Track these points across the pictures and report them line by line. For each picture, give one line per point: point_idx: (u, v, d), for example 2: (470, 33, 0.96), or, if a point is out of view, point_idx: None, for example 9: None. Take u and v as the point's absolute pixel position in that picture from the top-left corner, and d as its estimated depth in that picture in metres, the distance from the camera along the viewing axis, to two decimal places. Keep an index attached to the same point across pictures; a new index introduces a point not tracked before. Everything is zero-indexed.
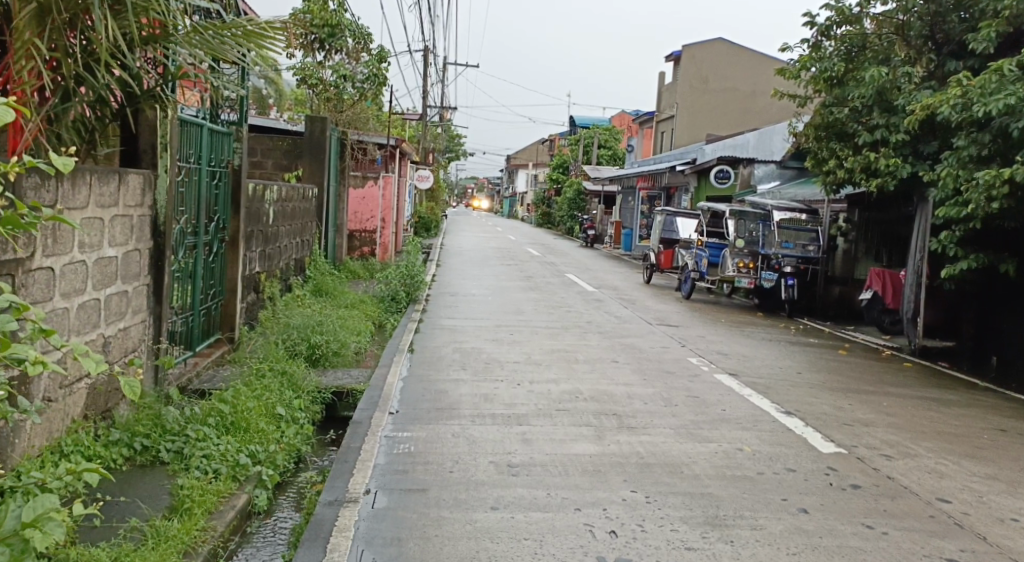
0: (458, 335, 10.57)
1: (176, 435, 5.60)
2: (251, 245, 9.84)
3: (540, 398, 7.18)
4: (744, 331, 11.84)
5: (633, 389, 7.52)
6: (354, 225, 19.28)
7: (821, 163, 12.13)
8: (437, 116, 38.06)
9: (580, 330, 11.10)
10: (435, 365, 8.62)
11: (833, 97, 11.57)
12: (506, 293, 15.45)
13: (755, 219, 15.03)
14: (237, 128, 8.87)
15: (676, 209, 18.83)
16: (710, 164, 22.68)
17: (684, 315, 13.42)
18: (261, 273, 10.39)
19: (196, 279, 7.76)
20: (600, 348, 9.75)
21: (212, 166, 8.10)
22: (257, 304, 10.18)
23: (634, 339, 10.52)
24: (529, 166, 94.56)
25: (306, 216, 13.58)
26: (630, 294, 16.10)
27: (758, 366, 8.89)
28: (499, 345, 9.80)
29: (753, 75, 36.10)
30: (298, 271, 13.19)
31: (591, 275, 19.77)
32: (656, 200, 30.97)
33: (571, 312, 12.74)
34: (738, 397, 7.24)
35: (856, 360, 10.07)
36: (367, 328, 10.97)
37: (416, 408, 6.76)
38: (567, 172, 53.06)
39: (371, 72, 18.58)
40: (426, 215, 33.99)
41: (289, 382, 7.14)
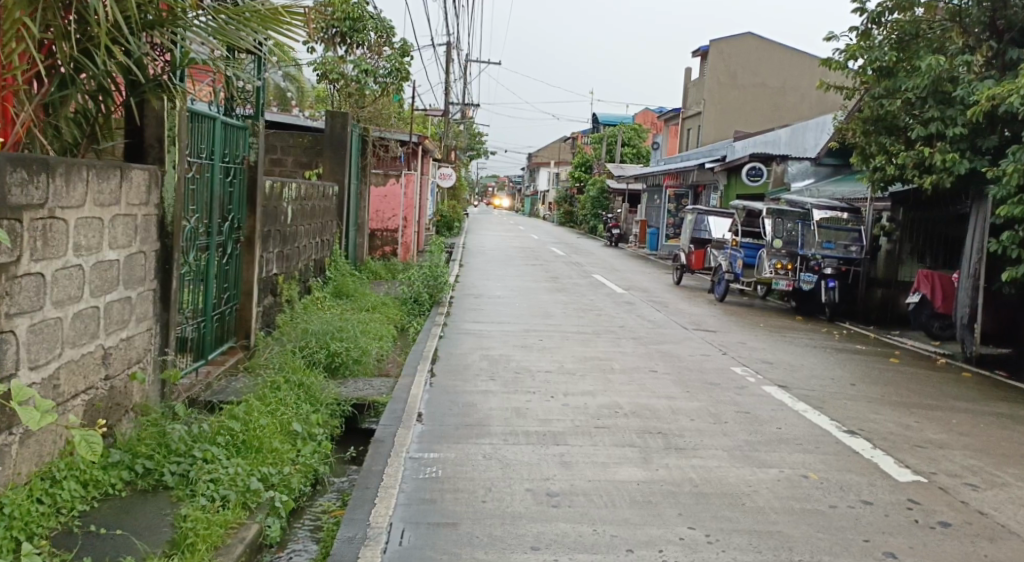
0: (485, 341, 10.04)
1: (181, 457, 5.08)
2: (268, 246, 9.36)
3: (577, 413, 6.63)
4: (786, 337, 11.20)
5: (677, 403, 6.95)
6: (376, 224, 18.81)
7: (868, 159, 11.54)
8: (459, 114, 37.59)
9: (614, 335, 10.53)
10: (461, 374, 8.09)
11: (883, 89, 10.94)
12: (532, 295, 14.89)
13: (794, 219, 14.42)
14: (253, 123, 8.39)
15: (708, 208, 18.18)
16: (742, 162, 21.98)
17: (720, 319, 12.79)
18: (278, 275, 9.91)
19: (209, 283, 7.27)
20: (636, 355, 9.18)
21: (226, 163, 7.61)
22: (273, 307, 9.70)
23: (671, 345, 9.93)
24: (550, 164, 93.87)
25: (325, 215, 13.10)
26: (662, 296, 15.49)
27: (808, 377, 8.30)
28: (528, 352, 9.25)
29: (784, 70, 35.24)
30: (318, 272, 12.72)
31: (619, 276, 19.17)
32: (683, 199, 30.27)
33: (602, 316, 12.16)
34: (793, 414, 6.65)
35: (911, 370, 9.45)
36: (389, 333, 10.50)
37: (443, 425, 6.22)
38: (591, 171, 52.39)
39: (394, 66, 18.07)
40: (448, 214, 33.51)
41: (307, 395, 6.63)
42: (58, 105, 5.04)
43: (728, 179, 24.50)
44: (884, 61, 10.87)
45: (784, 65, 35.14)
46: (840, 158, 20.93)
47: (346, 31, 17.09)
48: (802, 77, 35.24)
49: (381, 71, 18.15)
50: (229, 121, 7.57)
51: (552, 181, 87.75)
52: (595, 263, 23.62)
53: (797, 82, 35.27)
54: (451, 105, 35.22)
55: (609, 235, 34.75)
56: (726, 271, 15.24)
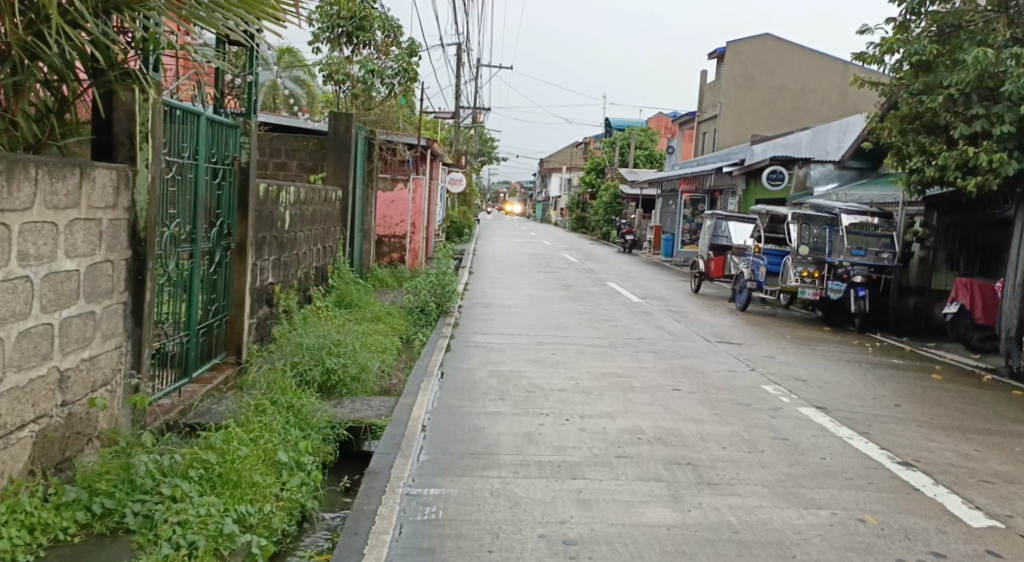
0: (495, 354, 9.38)
1: (146, 494, 4.39)
2: (263, 253, 8.74)
3: (595, 439, 5.96)
4: (816, 350, 10.51)
5: (706, 427, 6.29)
6: (383, 230, 18.21)
7: (905, 159, 10.95)
8: (470, 119, 36.98)
9: (632, 349, 9.86)
10: (470, 393, 7.46)
11: (922, 85, 10.36)
12: (545, 304, 14.25)
13: (821, 224, 13.75)
14: (244, 121, 7.77)
15: (728, 213, 17.40)
16: (762, 165, 21.29)
17: (744, 330, 12.11)
18: (275, 284, 9.32)
19: (193, 293, 6.65)
20: (657, 371, 8.52)
21: (213, 162, 7.00)
22: (269, 318, 9.10)
23: (694, 360, 9.25)
24: (562, 170, 93.24)
25: (328, 221, 12.50)
26: (680, 305, 14.81)
27: (847, 396, 7.65)
28: (542, 368, 8.61)
29: (803, 72, 34.49)
30: (320, 280, 12.14)
31: (635, 284, 18.51)
32: (700, 203, 29.47)
33: (619, 327, 11.50)
34: (838, 441, 5.97)
35: (956, 387, 8.79)
36: (393, 345, 10.12)
37: (447, 454, 5.58)
38: (603, 176, 51.78)
39: (402, 66, 17.38)
40: (458, 219, 32.97)
41: (297, 419, 5.99)
42: (13, 96, 4.40)
43: (747, 184, 23.84)
44: (924, 55, 10.23)
45: (803, 66, 34.40)
46: (865, 162, 20.16)
47: (352, 31, 16.64)
48: (822, 79, 34.44)
49: (389, 72, 17.47)
50: (217, 118, 6.98)
51: (565, 186, 87.08)
52: (609, 270, 22.95)
53: (817, 84, 34.46)
54: (462, 109, 34.62)
55: (623, 241, 34.07)
56: (749, 279, 14.63)
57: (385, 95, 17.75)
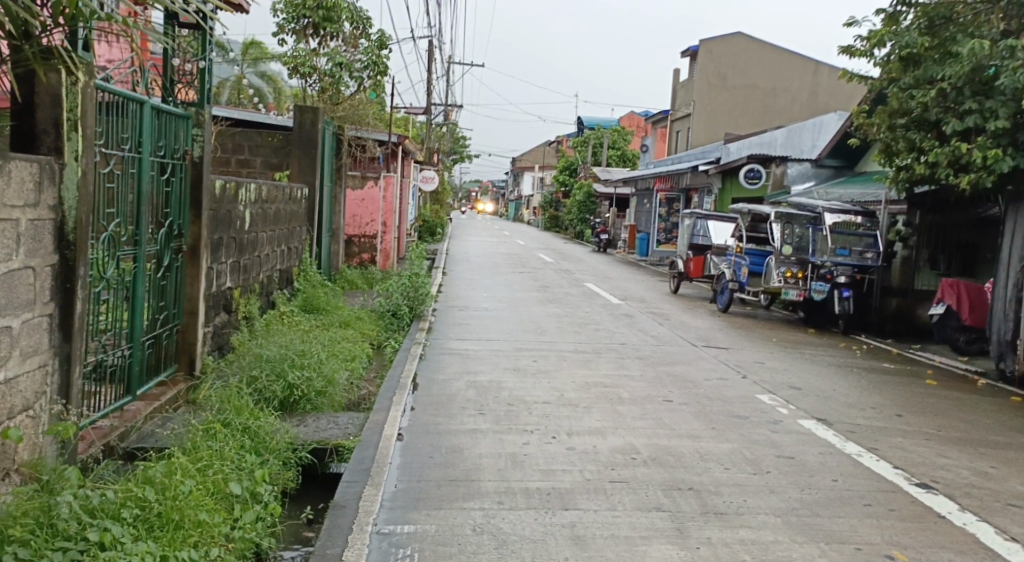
0: (470, 363, 8.78)
1: (70, 541, 3.74)
2: (220, 256, 8.10)
3: (586, 461, 5.42)
4: (806, 355, 10.06)
5: (704, 445, 5.77)
6: (353, 230, 17.56)
7: (893, 156, 10.46)
8: (442, 116, 36.38)
9: (615, 356, 9.33)
10: (445, 407, 6.89)
11: (912, 80, 9.83)
12: (521, 307, 13.71)
13: (803, 223, 13.40)
14: (196, 111, 7.15)
15: (708, 212, 16.85)
16: (740, 163, 20.88)
17: (729, 333, 11.65)
18: (233, 289, 8.66)
19: (137, 302, 6.02)
20: (644, 380, 7.99)
21: (160, 155, 6.37)
22: (228, 325, 8.45)
23: (681, 366, 8.74)
24: (534, 169, 92.83)
25: (293, 220, 11.83)
26: (661, 307, 14.36)
27: (847, 405, 7.20)
28: (522, 378, 8.05)
29: (775, 71, 34.20)
30: (284, 284, 11.49)
31: (613, 284, 18.05)
32: (674, 202, 29.13)
33: (600, 332, 10.99)
34: (848, 459, 5.47)
35: (955, 393, 8.38)
36: (362, 354, 9.58)
37: (422, 481, 5.00)
38: (576, 175, 51.42)
39: (371, 59, 16.59)
40: (430, 218, 32.37)
41: (253, 441, 5.38)
42: None
43: (723, 183, 23.49)
44: (915, 47, 9.71)
45: (775, 65, 34.11)
46: (841, 160, 19.58)
47: (318, 22, 15.98)
48: (794, 78, 34.18)
49: (358, 65, 16.71)
50: (165, 108, 6.37)
51: (537, 186, 86.64)
52: (585, 270, 22.45)
53: (789, 82, 34.19)
54: (434, 106, 34.00)
55: (597, 240, 33.67)
56: (731, 279, 14.12)
57: (354, 90, 16.84)
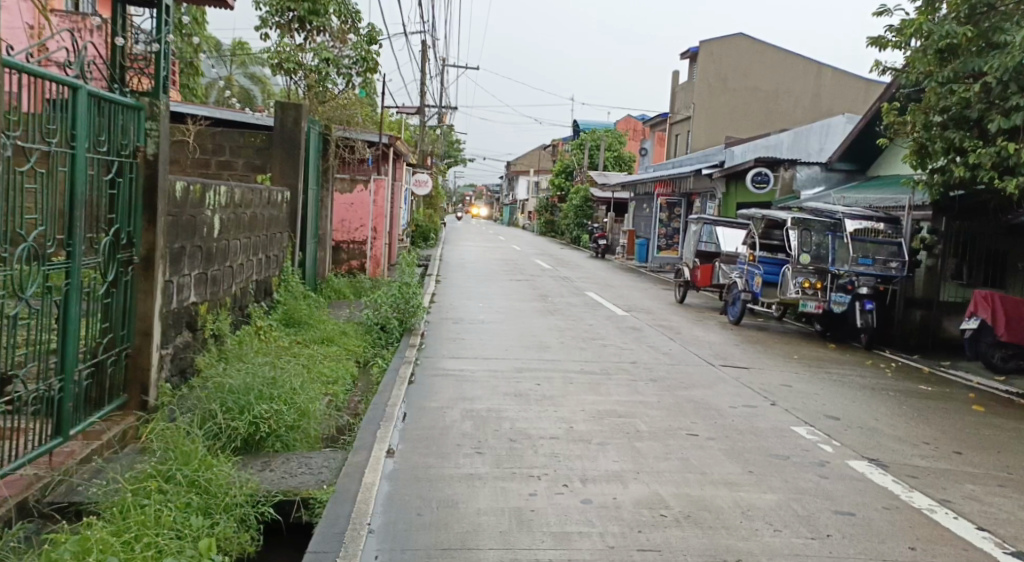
0: (466, 388, 7.83)
1: None
2: (181, 268, 7.20)
3: (606, 519, 4.49)
4: (834, 374, 9.15)
5: (745, 496, 4.85)
6: (341, 236, 16.64)
7: (927, 156, 9.56)
8: (436, 119, 35.53)
9: (627, 378, 8.40)
10: (438, 445, 5.95)
11: (951, 73, 8.94)
12: (519, 319, 12.80)
13: (821, 230, 12.28)
14: (149, 101, 6.25)
15: (717, 218, 15.96)
16: (747, 166, 20.02)
17: (745, 349, 10.74)
18: (197, 304, 7.73)
19: (71, 326, 5.15)
20: (662, 409, 7.07)
21: (100, 152, 5.54)
22: (191, 345, 7.56)
23: (702, 391, 7.81)
24: (529, 173, 92.09)
25: (273, 226, 10.93)
26: (669, 319, 13.46)
27: (896, 439, 6.28)
28: (524, 406, 7.12)
29: (777, 73, 33.40)
30: (263, 296, 10.56)
31: (615, 294, 17.16)
32: (676, 206, 27.24)
33: (607, 349, 10.08)
34: (920, 517, 4.55)
35: (1008, 422, 7.47)
36: (346, 377, 8.66)
37: (408, 552, 4.05)
38: (572, 179, 50.60)
39: (360, 54, 15.70)
40: (423, 223, 31.57)
41: (202, 494, 4.47)
42: None
43: (727, 187, 22.64)
44: (955, 37, 8.76)
45: (777, 67, 33.31)
46: (853, 163, 18.61)
47: (303, 15, 15.11)
48: (796, 81, 33.39)
49: (346, 61, 15.83)
50: (107, 97, 5.52)
51: (532, 191, 85.82)
52: (585, 277, 21.58)
53: (791, 85, 33.40)
54: (428, 109, 33.16)
55: (595, 246, 32.81)
56: (743, 290, 13.13)
57: (342, 88, 15.98)
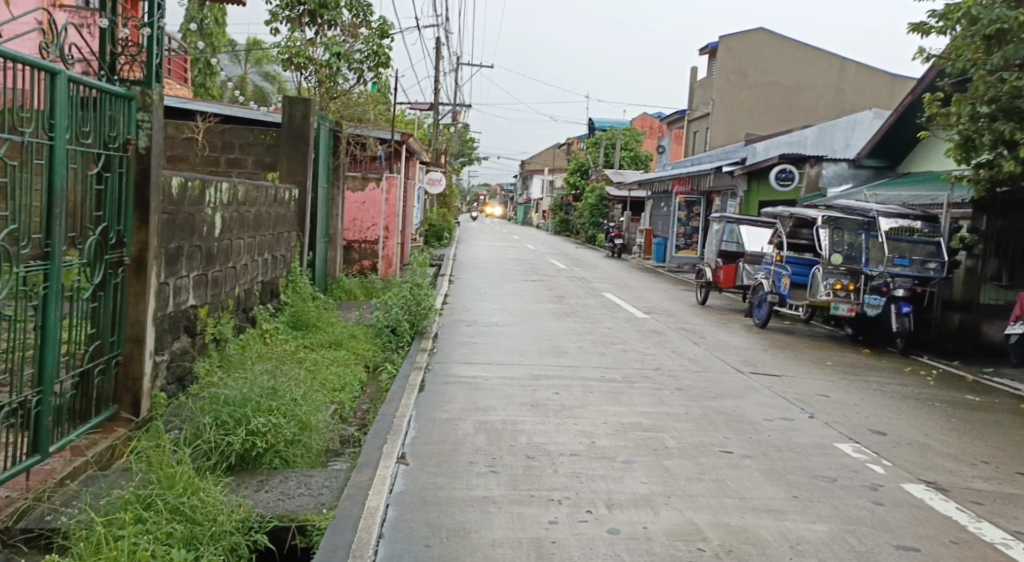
0: (479, 397, 7.34)
1: None
2: (178, 269, 6.75)
3: (637, 554, 3.99)
4: (871, 383, 8.59)
5: (792, 526, 4.33)
6: (352, 235, 16.20)
7: (972, 151, 8.99)
8: (450, 117, 35.11)
9: (651, 387, 7.89)
10: (450, 463, 5.47)
11: (1001, 60, 8.35)
12: (535, 321, 12.30)
13: (854, 229, 11.78)
14: (141, 91, 5.80)
15: (740, 216, 15.40)
16: (770, 163, 19.46)
17: (775, 355, 10.20)
18: (196, 308, 7.28)
19: (49, 333, 4.71)
20: (691, 422, 6.56)
21: (83, 142, 5.09)
22: (190, 351, 7.13)
23: (732, 401, 7.30)
24: (543, 172, 91.48)
25: (280, 225, 10.50)
26: (691, 322, 12.92)
27: (952, 459, 5.74)
28: (542, 419, 6.62)
29: (799, 68, 32.67)
30: (268, 297, 10.12)
31: (634, 295, 16.63)
32: (695, 205, 26.70)
33: (629, 354, 9.57)
34: (992, 554, 4.02)
35: None
36: (353, 385, 8.18)
37: None
38: (587, 177, 50.04)
39: (371, 49, 15.19)
40: (437, 222, 31.15)
41: (186, 522, 4.00)
42: None
43: (749, 185, 22.05)
44: (1007, 22, 8.16)
45: (798, 62, 32.58)
46: (883, 160, 17.99)
47: (314, 9, 14.65)
48: (818, 76, 32.62)
49: (357, 56, 15.31)
50: (91, 83, 5.08)
51: (546, 190, 85.28)
52: (601, 277, 21.07)
53: (814, 80, 32.65)
54: (442, 106, 32.71)
55: (611, 246, 32.25)
56: (770, 292, 12.62)
57: (352, 84, 15.48)
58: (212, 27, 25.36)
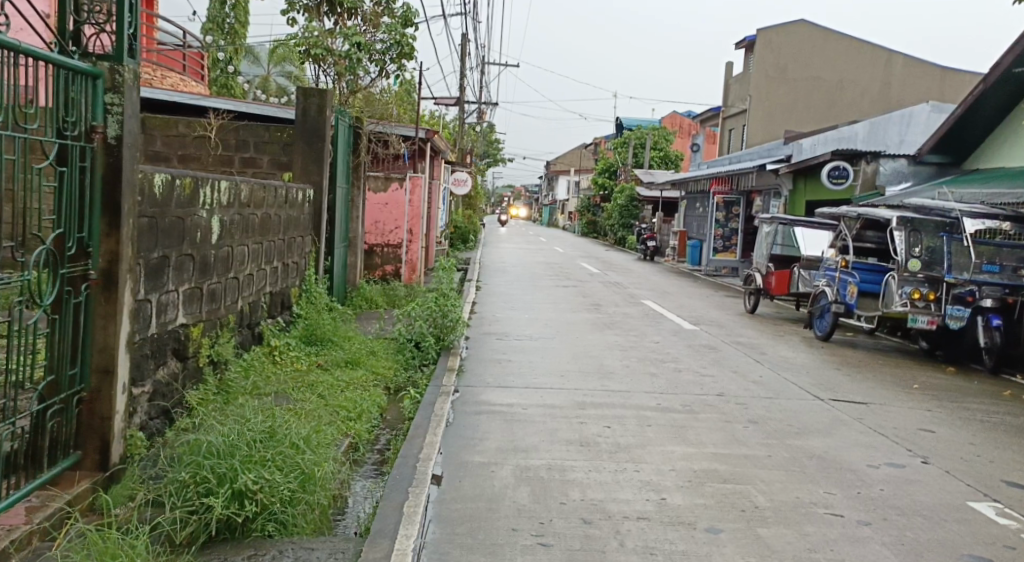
0: (519, 432, 6.21)
1: None
2: (163, 282, 5.71)
3: None
4: (975, 414, 7.34)
5: None
6: (373, 238, 15.13)
7: None
8: (476, 116, 34.04)
9: (720, 419, 6.71)
10: (489, 532, 4.32)
11: None
12: (573, 334, 11.15)
13: (934, 231, 10.56)
14: (110, 67, 4.74)
15: (796, 218, 14.07)
16: (823, 159, 18.10)
17: (850, 375, 8.97)
18: (187, 326, 6.24)
19: None
20: (779, 469, 5.39)
21: (23, 126, 4.04)
22: (180, 377, 6.10)
23: (822, 441, 6.10)
24: (569, 172, 90.23)
25: (292, 229, 9.47)
26: (746, 335, 11.70)
27: None
28: (597, 464, 5.48)
29: (842, 61, 31.20)
30: (279, 310, 9.10)
31: (677, 303, 15.41)
32: (733, 206, 25.38)
33: (685, 376, 8.40)
34: None
35: None
36: (370, 414, 7.08)
37: None
38: (615, 177, 48.81)
39: (394, 39, 13.88)
40: (462, 224, 30.12)
41: None
42: None
43: (794, 184, 20.79)
44: None
45: (842, 55, 31.12)
46: (946, 155, 16.66)
47: None
48: (863, 70, 31.18)
49: (378, 46, 14.07)
50: (37, 52, 4.01)
51: (572, 191, 84.21)
52: (638, 282, 19.88)
53: (858, 74, 31.20)
54: (469, 104, 31.63)
55: (643, 248, 31.02)
56: (834, 301, 11.36)
57: (374, 77, 14.32)
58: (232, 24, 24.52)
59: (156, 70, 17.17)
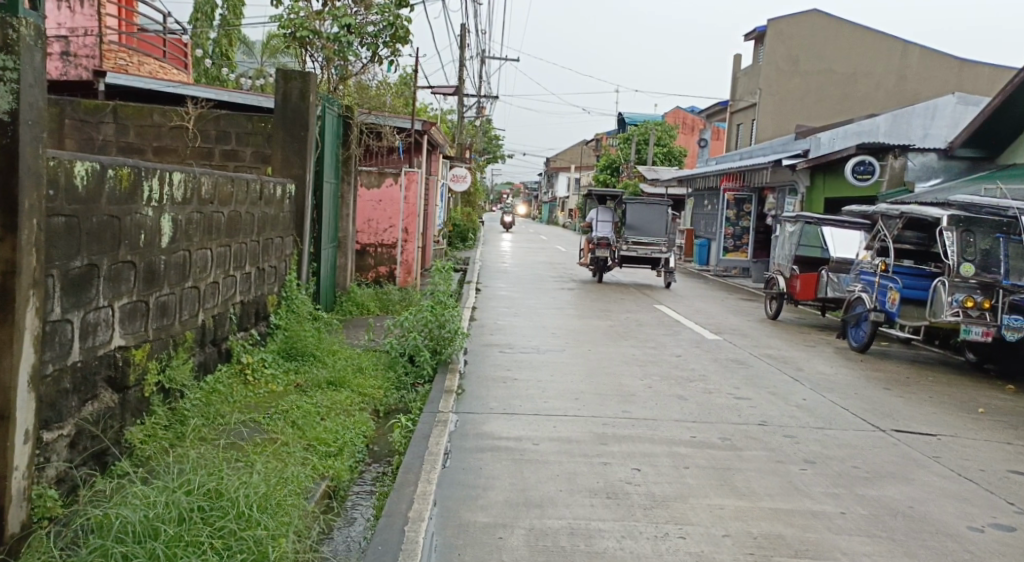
0: (531, 480, 5.07)
1: None
2: (92, 297, 4.62)
3: None
4: None
5: None
6: (366, 238, 14.05)
7: None
8: (476, 110, 32.86)
9: (770, 457, 5.58)
10: None
11: None
12: (584, 345, 10.04)
13: (989, 232, 9.49)
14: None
15: (822, 216, 12.93)
16: (845, 153, 16.82)
17: (902, 396, 7.86)
18: (129, 349, 5.15)
19: None
20: (862, 535, 4.26)
21: None
22: (121, 412, 5.02)
23: (899, 488, 4.98)
24: (569, 169, 89.18)
25: (268, 228, 8.32)
26: (774, 346, 10.58)
27: None
28: (631, 527, 4.35)
29: (856, 53, 30.10)
30: (253, 319, 7.97)
31: (693, 308, 14.28)
32: (744, 204, 24.39)
33: (717, 400, 7.27)
34: None
35: None
36: (356, 445, 5.99)
37: None
38: (617, 174, 47.75)
39: (386, 19, 12.64)
40: (461, 222, 29.02)
41: None
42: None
43: (812, 180, 19.69)
44: None
45: (855, 46, 30.02)
46: (977, 150, 15.66)
47: None
48: (877, 61, 30.10)
49: (370, 29, 12.86)
50: None
51: (573, 188, 83.14)
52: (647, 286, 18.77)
53: (872, 66, 30.13)
54: (469, 98, 30.41)
55: None
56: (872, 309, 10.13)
57: (366, 63, 13.15)
58: (223, 15, 23.38)
59: (134, 57, 16.01)
